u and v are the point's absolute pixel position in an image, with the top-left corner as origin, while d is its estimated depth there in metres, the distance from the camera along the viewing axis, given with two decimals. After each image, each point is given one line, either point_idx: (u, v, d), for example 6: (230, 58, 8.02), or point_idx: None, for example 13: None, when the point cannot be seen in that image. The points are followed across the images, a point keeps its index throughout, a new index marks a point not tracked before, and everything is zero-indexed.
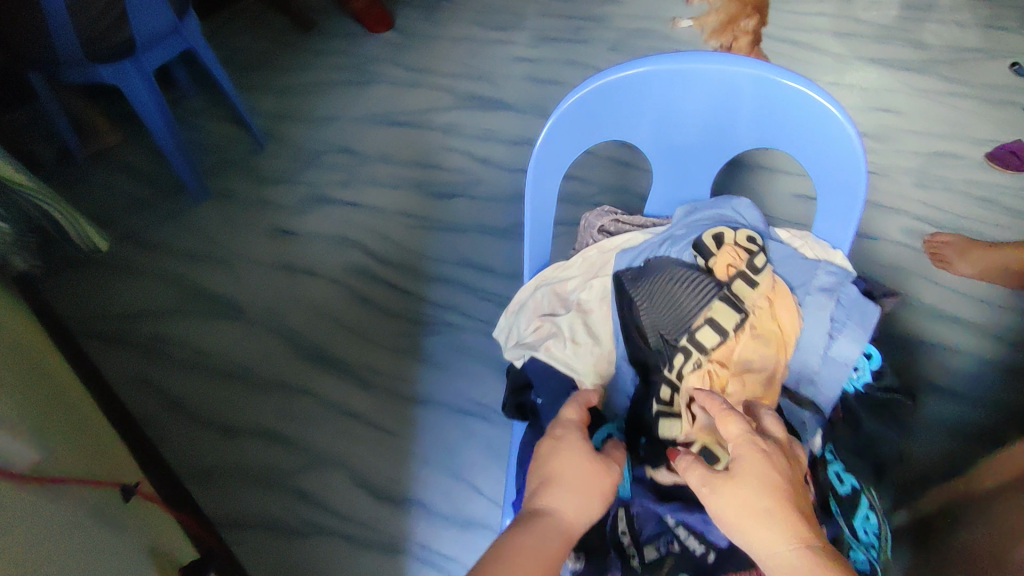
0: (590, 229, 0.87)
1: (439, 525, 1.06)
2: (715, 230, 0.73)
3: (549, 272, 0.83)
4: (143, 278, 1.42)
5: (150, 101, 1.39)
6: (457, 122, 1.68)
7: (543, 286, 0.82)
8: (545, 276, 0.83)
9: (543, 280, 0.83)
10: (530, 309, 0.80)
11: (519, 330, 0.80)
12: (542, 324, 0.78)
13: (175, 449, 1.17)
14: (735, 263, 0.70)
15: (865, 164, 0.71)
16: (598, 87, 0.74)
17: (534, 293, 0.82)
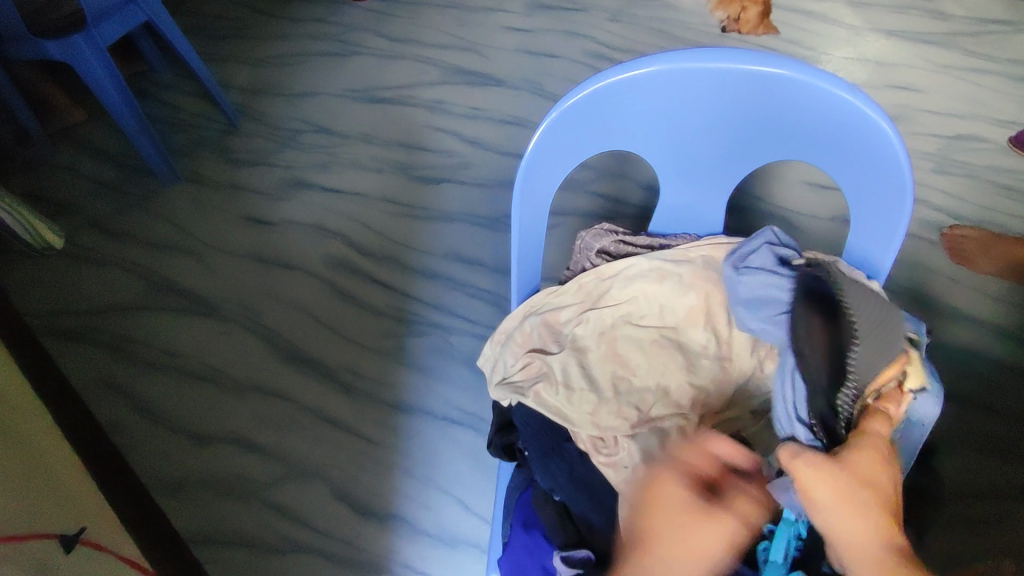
0: (586, 251, 0.78)
1: (424, 544, 1.00)
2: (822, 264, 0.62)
3: (541, 298, 0.76)
4: (109, 269, 1.33)
5: (106, 78, 1.29)
6: (444, 99, 1.57)
7: (533, 314, 0.75)
8: (536, 302, 0.76)
9: (533, 307, 0.76)
10: (519, 340, 0.73)
11: (506, 364, 0.73)
12: (531, 361, 0.71)
13: (142, 457, 1.10)
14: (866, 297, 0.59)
15: (909, 182, 0.62)
16: (600, 89, 0.65)
17: (523, 322, 0.75)
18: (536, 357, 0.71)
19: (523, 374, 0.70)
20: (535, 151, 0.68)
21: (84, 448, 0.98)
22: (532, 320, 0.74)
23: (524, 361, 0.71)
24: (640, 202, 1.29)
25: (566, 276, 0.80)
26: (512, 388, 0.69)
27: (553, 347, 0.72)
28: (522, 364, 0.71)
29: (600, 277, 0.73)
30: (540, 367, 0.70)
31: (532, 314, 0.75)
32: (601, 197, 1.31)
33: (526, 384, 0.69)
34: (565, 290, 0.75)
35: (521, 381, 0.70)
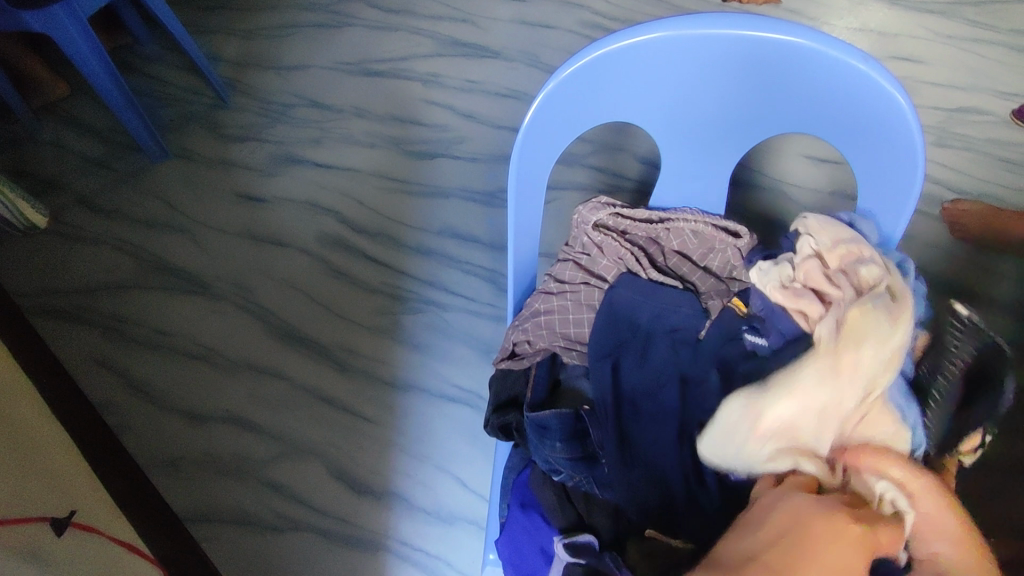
0: (583, 225, 0.74)
1: (421, 521, 1.00)
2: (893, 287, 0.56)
3: (874, 321, 0.53)
4: (99, 248, 1.31)
5: (87, 50, 1.25)
6: (438, 71, 1.53)
7: (847, 360, 0.52)
8: (864, 332, 0.52)
9: (856, 341, 0.52)
10: (804, 381, 0.52)
11: (754, 411, 0.53)
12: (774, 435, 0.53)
13: (137, 437, 1.09)
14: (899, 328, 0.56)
15: (921, 154, 0.61)
16: (598, 58, 0.63)
17: (833, 367, 0.52)
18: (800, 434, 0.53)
19: (530, 357, 0.70)
20: (535, 121, 0.65)
21: (75, 429, 0.96)
22: (848, 372, 0.52)
23: (777, 424, 0.53)
24: (638, 176, 1.27)
25: (565, 251, 0.76)
26: (719, 451, 0.56)
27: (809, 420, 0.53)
28: (764, 424, 0.53)
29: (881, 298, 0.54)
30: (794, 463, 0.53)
31: (854, 366, 0.52)
32: (598, 171, 1.28)
33: (750, 463, 0.55)
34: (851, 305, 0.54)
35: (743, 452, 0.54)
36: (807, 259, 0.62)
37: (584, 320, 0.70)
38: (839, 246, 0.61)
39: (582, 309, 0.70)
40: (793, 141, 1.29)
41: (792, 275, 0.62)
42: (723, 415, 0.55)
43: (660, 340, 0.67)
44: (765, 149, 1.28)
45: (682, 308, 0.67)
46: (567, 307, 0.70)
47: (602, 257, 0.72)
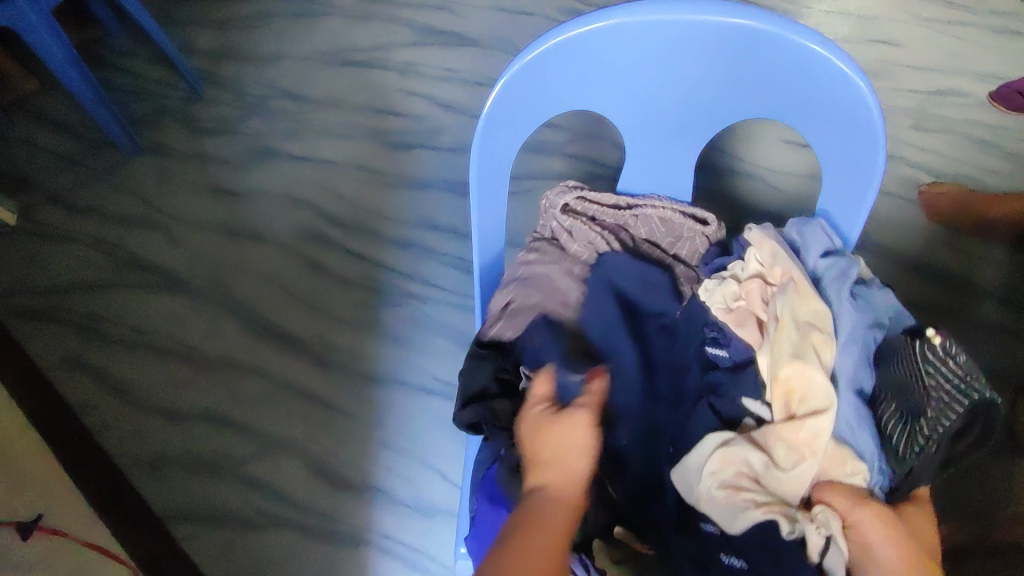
0: (551, 209, 0.75)
1: (402, 514, 1.00)
2: (808, 307, 0.59)
3: (811, 375, 0.57)
4: (72, 245, 1.29)
5: (54, 44, 1.22)
6: (414, 60, 1.51)
7: (805, 431, 0.56)
8: (810, 394, 0.57)
9: (808, 411, 0.57)
10: (773, 451, 0.57)
11: (720, 457, 0.58)
12: (736, 482, 0.57)
13: (114, 437, 1.08)
14: (820, 349, 0.58)
15: (882, 145, 0.61)
16: (559, 44, 0.62)
17: (791, 437, 0.57)
18: (770, 489, 0.57)
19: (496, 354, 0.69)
20: (496, 108, 0.65)
21: (48, 430, 0.95)
22: (808, 447, 0.56)
23: (738, 471, 0.58)
24: (617, 164, 1.26)
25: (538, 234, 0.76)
26: (684, 481, 0.60)
27: (757, 459, 0.57)
28: (729, 469, 0.57)
29: (812, 338, 0.58)
30: (768, 511, 0.55)
31: (811, 440, 0.56)
32: (576, 160, 1.27)
33: (729, 515, 0.57)
34: (786, 360, 0.57)
35: (708, 500, 0.58)
36: (751, 278, 0.64)
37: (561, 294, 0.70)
38: (777, 262, 0.63)
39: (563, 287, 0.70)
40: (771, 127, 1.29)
41: (736, 292, 0.64)
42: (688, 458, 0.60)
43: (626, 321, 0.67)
44: (744, 134, 1.28)
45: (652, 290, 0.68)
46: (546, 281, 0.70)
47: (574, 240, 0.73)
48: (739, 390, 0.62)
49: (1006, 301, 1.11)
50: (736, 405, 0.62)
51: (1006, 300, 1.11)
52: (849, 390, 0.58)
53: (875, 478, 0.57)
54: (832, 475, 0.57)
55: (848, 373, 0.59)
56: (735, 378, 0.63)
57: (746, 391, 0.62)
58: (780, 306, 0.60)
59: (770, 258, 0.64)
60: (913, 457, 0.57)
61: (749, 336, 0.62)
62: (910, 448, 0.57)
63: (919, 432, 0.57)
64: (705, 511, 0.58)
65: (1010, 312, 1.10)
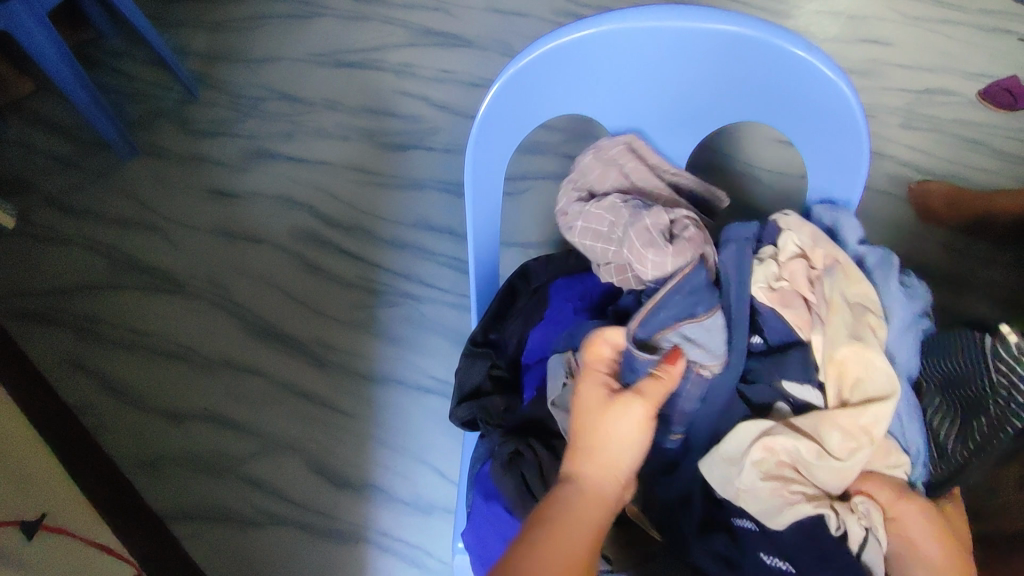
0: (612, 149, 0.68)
1: (401, 512, 1.01)
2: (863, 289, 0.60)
3: (872, 359, 0.56)
4: (70, 247, 1.29)
5: (50, 47, 1.23)
6: (409, 62, 1.52)
7: (866, 418, 0.55)
8: (866, 378, 0.56)
9: (864, 397, 0.56)
10: (825, 439, 0.55)
11: (763, 447, 0.55)
12: (781, 473, 0.55)
13: (113, 438, 1.09)
14: (875, 329, 0.58)
15: (866, 142, 0.63)
16: (552, 50, 0.63)
17: (848, 425, 0.55)
18: (812, 481, 0.56)
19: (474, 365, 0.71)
20: (490, 113, 0.66)
21: (48, 431, 0.96)
22: (865, 434, 0.55)
23: (781, 462, 0.55)
24: None
25: (584, 180, 0.69)
26: (718, 473, 0.57)
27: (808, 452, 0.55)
28: (772, 460, 0.55)
29: (868, 320, 0.58)
30: (818, 505, 0.54)
31: (870, 427, 0.55)
32: (570, 160, 1.29)
33: (773, 509, 0.55)
34: (845, 341, 0.56)
35: (748, 493, 0.56)
36: (792, 259, 0.61)
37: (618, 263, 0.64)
38: (819, 245, 0.62)
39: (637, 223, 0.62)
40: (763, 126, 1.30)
41: (777, 272, 0.61)
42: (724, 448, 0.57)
43: None
44: (736, 133, 1.29)
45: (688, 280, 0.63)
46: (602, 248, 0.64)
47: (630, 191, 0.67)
48: (779, 374, 0.60)
49: (995, 297, 1.13)
50: (771, 391, 0.60)
51: (995, 296, 1.13)
52: (903, 377, 0.60)
53: (916, 470, 0.59)
54: (873, 467, 0.57)
55: (902, 355, 0.60)
56: (770, 364, 0.61)
57: (789, 375, 0.60)
58: (831, 288, 0.59)
59: (811, 241, 0.62)
60: (960, 452, 0.63)
61: (796, 318, 0.60)
62: (960, 445, 0.63)
63: (970, 429, 0.63)
64: (743, 504, 0.56)
65: (999, 308, 1.12)
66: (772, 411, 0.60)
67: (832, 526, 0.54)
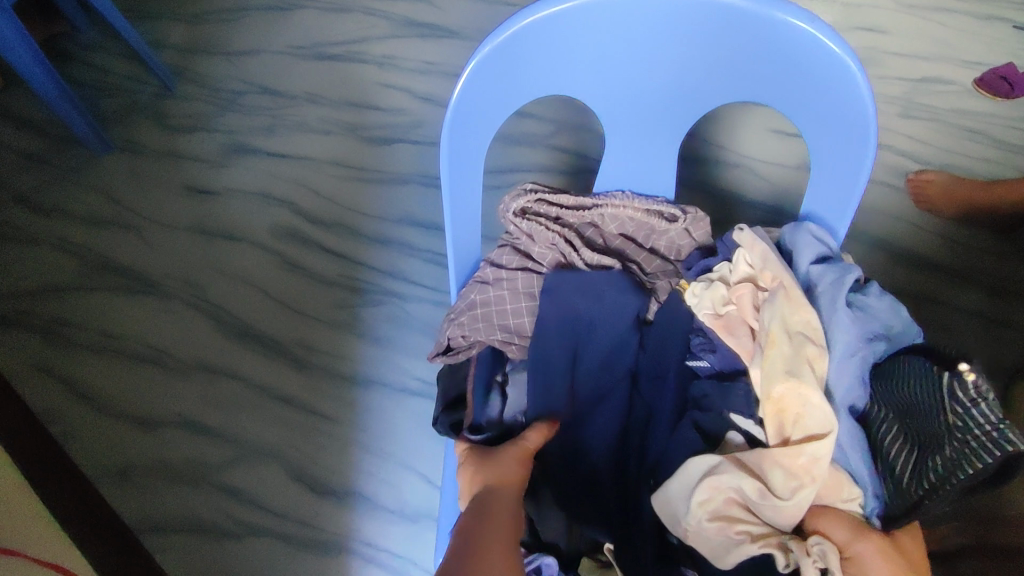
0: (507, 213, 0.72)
1: (385, 521, 0.97)
2: (800, 315, 0.57)
3: (809, 396, 0.55)
4: (39, 249, 1.24)
5: (17, 39, 1.18)
6: (394, 53, 1.47)
7: (805, 457, 0.54)
8: (805, 415, 0.55)
9: (805, 433, 0.55)
10: (768, 478, 0.55)
11: (708, 485, 0.55)
12: (728, 512, 0.55)
13: (85, 447, 1.04)
14: (816, 361, 0.56)
15: (872, 135, 0.60)
16: (540, 21, 0.59)
17: (789, 462, 0.54)
18: (765, 518, 0.55)
19: (464, 352, 0.68)
20: (475, 83, 0.62)
21: (14, 440, 0.91)
22: (806, 473, 0.54)
23: (728, 500, 0.55)
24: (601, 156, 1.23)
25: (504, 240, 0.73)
26: (669, 511, 0.57)
27: (752, 492, 0.54)
28: (718, 498, 0.55)
29: (807, 352, 0.56)
30: (764, 545, 0.53)
31: (811, 465, 0.54)
32: (559, 152, 1.25)
33: (722, 548, 0.54)
34: (779, 378, 0.56)
35: (697, 533, 0.55)
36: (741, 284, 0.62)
37: (522, 309, 0.68)
38: (768, 267, 0.61)
39: (520, 298, 0.68)
40: (758, 116, 1.26)
41: (725, 297, 0.62)
42: (673, 485, 0.56)
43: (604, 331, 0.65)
44: (730, 124, 1.25)
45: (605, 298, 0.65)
46: (504, 297, 0.68)
47: (535, 244, 0.70)
48: (728, 404, 0.60)
49: (993, 288, 1.10)
50: (722, 421, 0.60)
51: (993, 287, 1.10)
52: (844, 410, 0.56)
53: (871, 502, 0.55)
54: (827, 501, 0.56)
55: (847, 384, 0.57)
56: (723, 392, 0.61)
57: (736, 407, 0.60)
58: (769, 317, 0.58)
59: (761, 262, 0.62)
60: (914, 491, 0.53)
61: (739, 347, 0.61)
62: (915, 483, 0.53)
63: (923, 467, 0.52)
64: (693, 544, 0.56)
65: (997, 300, 1.09)
66: (724, 441, 0.59)
67: (782, 566, 0.53)
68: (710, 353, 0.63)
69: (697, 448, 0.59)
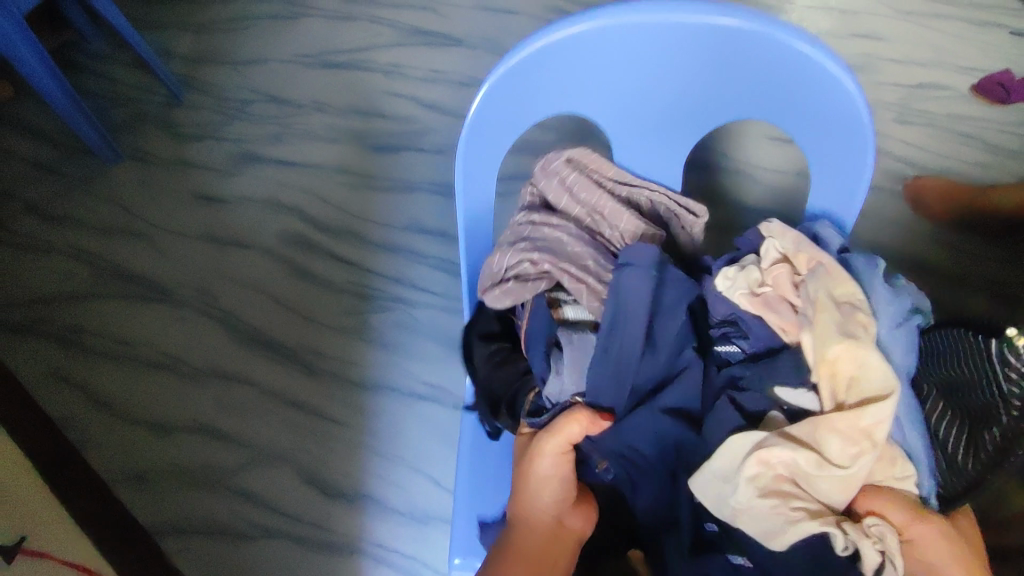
0: (544, 174, 0.71)
1: (395, 522, 0.99)
2: (846, 287, 0.59)
3: (866, 356, 0.55)
4: (53, 257, 1.26)
5: (29, 51, 1.20)
6: (398, 61, 1.49)
7: (867, 420, 0.53)
8: (862, 377, 0.55)
9: (861, 397, 0.55)
10: (824, 447, 0.54)
11: (757, 460, 0.54)
12: (781, 490, 0.55)
13: (101, 453, 1.06)
14: (869, 324, 0.57)
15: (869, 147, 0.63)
16: (547, 45, 0.62)
17: (847, 428, 0.54)
18: (815, 495, 0.55)
19: (533, 282, 0.65)
20: (488, 102, 0.65)
21: (32, 444, 0.93)
22: (866, 438, 0.54)
23: (777, 477, 0.55)
24: None
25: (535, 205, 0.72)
26: (717, 491, 0.56)
27: (807, 467, 0.54)
28: (768, 475, 0.55)
29: (858, 316, 0.57)
30: (823, 523, 0.53)
31: (873, 428, 0.53)
32: None
33: (775, 527, 0.54)
34: (837, 339, 0.56)
35: (746, 512, 0.55)
36: (776, 264, 0.63)
37: (585, 253, 0.65)
38: (801, 250, 0.63)
39: (578, 242, 0.65)
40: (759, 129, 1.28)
41: (761, 279, 0.62)
42: (720, 462, 0.56)
43: (674, 321, 0.61)
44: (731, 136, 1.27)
45: (666, 278, 0.61)
46: (566, 239, 0.66)
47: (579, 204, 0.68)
48: (771, 378, 0.59)
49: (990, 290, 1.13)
50: (763, 400, 0.60)
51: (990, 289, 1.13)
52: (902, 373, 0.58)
53: (926, 482, 0.57)
54: (880, 480, 0.56)
55: (901, 350, 0.59)
56: (765, 369, 0.60)
57: (781, 379, 0.59)
58: (816, 289, 0.59)
59: (794, 245, 0.63)
60: (972, 466, 0.60)
61: (782, 323, 0.61)
62: (972, 459, 0.60)
63: (979, 443, 0.60)
64: (742, 524, 0.55)
65: (994, 302, 1.12)
66: (765, 419, 0.59)
67: (840, 546, 0.53)
68: (740, 338, 0.64)
69: (738, 425, 0.58)
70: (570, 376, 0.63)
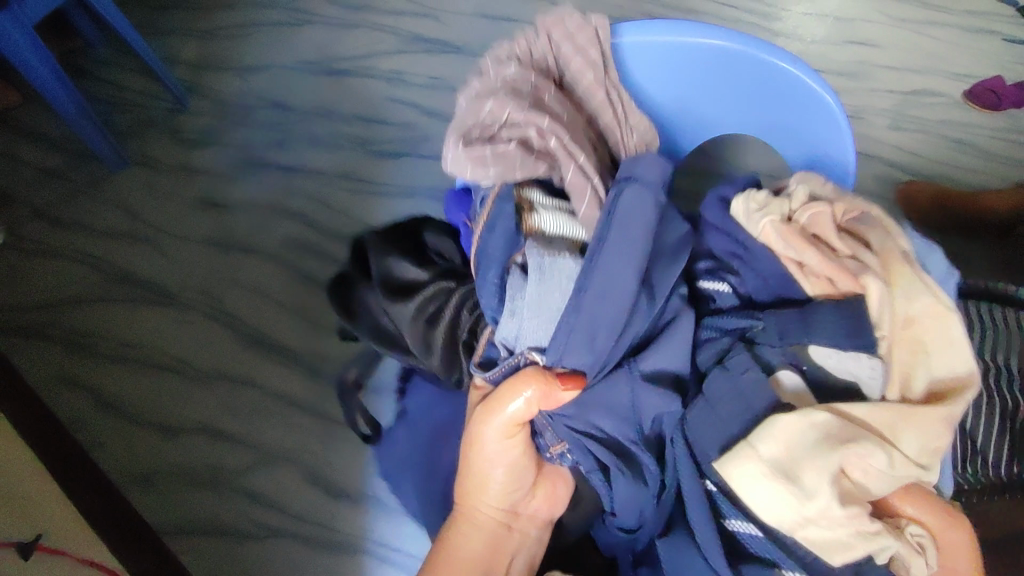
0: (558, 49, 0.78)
1: (398, 522, 1.01)
2: (899, 244, 0.69)
3: (948, 331, 0.64)
4: (60, 261, 1.28)
5: (36, 58, 1.22)
6: (400, 68, 1.52)
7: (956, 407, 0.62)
8: (933, 355, 0.64)
9: (932, 377, 0.64)
10: (900, 442, 0.61)
11: (840, 455, 0.59)
12: (847, 488, 0.61)
13: (109, 453, 1.08)
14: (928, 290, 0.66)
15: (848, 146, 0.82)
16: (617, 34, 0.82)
17: (926, 418, 0.61)
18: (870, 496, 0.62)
19: (536, 161, 0.72)
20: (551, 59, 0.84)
21: (42, 445, 0.95)
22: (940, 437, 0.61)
23: (845, 472, 0.61)
24: None
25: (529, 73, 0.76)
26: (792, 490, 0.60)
27: (877, 463, 0.60)
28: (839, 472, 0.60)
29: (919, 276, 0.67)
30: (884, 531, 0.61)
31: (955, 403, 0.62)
32: None
33: (844, 541, 0.60)
34: (921, 302, 0.65)
35: (820, 516, 0.60)
36: (811, 205, 0.70)
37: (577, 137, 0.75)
38: (843, 202, 0.72)
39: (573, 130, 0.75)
40: None
41: (801, 219, 0.70)
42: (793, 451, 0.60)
43: (665, 263, 0.71)
44: None
45: (667, 219, 0.73)
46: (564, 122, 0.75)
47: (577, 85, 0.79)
48: (811, 333, 0.65)
49: None
50: (777, 358, 0.68)
51: None
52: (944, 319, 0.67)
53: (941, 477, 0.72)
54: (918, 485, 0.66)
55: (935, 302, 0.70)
56: (808, 320, 0.66)
57: (821, 334, 0.65)
58: (876, 242, 0.69)
59: (837, 198, 0.73)
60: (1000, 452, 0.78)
61: (833, 267, 0.66)
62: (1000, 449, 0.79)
63: None
64: (810, 531, 0.60)
65: None
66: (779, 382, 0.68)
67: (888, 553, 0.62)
68: (730, 277, 0.75)
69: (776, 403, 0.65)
70: (533, 317, 0.68)
